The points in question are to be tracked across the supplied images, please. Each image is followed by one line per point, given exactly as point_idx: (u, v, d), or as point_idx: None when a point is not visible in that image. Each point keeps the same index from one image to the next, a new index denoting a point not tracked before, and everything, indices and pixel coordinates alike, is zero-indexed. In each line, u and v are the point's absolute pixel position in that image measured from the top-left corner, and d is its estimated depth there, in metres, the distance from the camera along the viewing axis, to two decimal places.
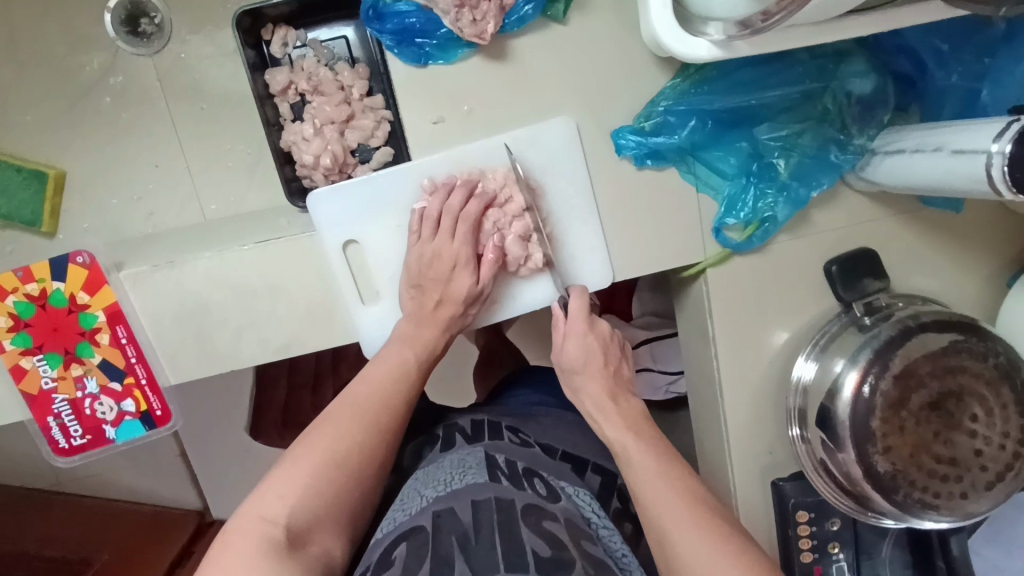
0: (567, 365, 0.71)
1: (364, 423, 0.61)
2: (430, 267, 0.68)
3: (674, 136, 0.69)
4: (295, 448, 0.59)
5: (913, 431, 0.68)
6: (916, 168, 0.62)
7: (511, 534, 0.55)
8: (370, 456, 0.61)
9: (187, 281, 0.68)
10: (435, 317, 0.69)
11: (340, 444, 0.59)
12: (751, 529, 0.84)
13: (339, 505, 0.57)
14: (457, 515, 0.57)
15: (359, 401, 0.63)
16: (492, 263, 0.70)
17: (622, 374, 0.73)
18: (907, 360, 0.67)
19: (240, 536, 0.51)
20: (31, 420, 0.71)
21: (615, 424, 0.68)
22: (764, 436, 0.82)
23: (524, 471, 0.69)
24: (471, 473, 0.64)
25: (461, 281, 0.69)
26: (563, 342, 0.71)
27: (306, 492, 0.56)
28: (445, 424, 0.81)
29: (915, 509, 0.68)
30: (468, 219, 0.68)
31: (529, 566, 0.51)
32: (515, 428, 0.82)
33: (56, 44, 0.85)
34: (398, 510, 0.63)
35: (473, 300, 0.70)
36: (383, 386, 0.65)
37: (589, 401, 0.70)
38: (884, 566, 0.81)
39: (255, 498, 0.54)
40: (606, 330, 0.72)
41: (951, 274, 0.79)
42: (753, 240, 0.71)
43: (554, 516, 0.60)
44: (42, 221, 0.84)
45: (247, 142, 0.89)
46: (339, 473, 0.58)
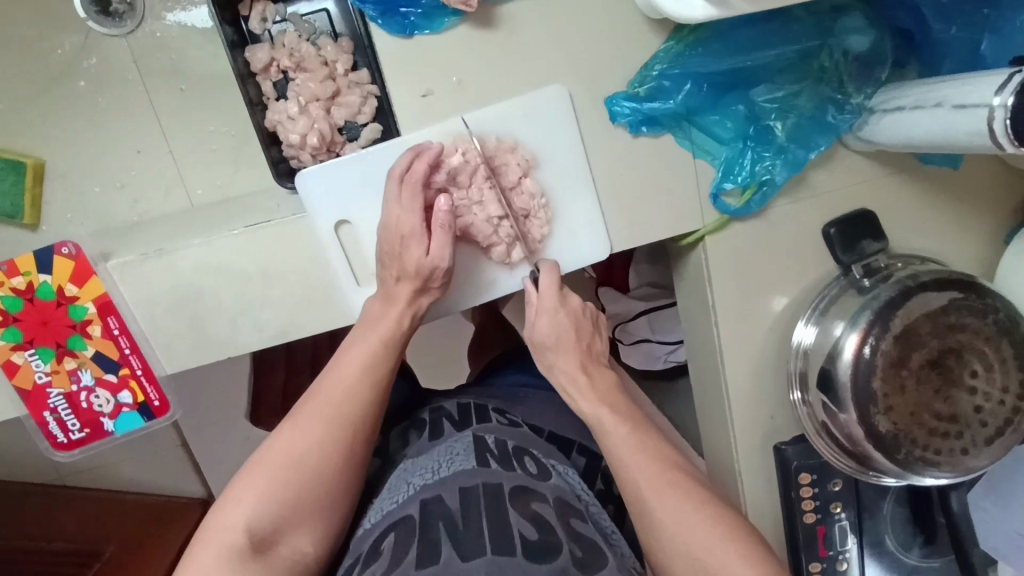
0: (538, 341, 0.70)
1: (333, 422, 0.61)
2: (388, 238, 0.64)
3: (670, 101, 0.68)
4: (259, 452, 0.61)
5: (915, 390, 0.68)
6: (915, 127, 0.61)
7: (500, 518, 0.56)
8: (338, 451, 0.61)
9: (178, 268, 0.67)
10: (401, 294, 0.66)
11: (302, 445, 0.60)
12: (756, 495, 0.85)
13: (311, 506, 0.59)
14: (444, 501, 0.58)
15: (351, 389, 0.63)
16: (445, 236, 0.64)
17: (594, 348, 0.72)
18: (908, 319, 0.68)
19: (209, 544, 0.55)
20: (26, 416, 0.69)
21: (588, 398, 0.68)
22: (767, 402, 0.82)
23: (514, 450, 0.70)
24: (459, 459, 0.65)
25: (412, 254, 0.64)
26: (535, 319, 0.70)
27: (269, 496, 0.57)
28: (430, 408, 0.82)
29: (917, 467, 0.69)
30: (419, 186, 0.64)
31: (517, 549, 0.52)
32: (502, 410, 0.84)
33: (24, 25, 0.81)
34: (388, 500, 0.65)
35: (427, 276, 0.65)
36: (365, 374, 0.64)
37: (560, 375, 0.70)
38: (885, 523, 0.83)
39: (218, 508, 0.57)
40: (578, 305, 0.71)
41: (951, 233, 0.78)
42: (751, 205, 0.71)
43: (543, 498, 0.61)
44: (24, 212, 0.81)
45: (232, 123, 0.86)
46: (305, 475, 0.59)
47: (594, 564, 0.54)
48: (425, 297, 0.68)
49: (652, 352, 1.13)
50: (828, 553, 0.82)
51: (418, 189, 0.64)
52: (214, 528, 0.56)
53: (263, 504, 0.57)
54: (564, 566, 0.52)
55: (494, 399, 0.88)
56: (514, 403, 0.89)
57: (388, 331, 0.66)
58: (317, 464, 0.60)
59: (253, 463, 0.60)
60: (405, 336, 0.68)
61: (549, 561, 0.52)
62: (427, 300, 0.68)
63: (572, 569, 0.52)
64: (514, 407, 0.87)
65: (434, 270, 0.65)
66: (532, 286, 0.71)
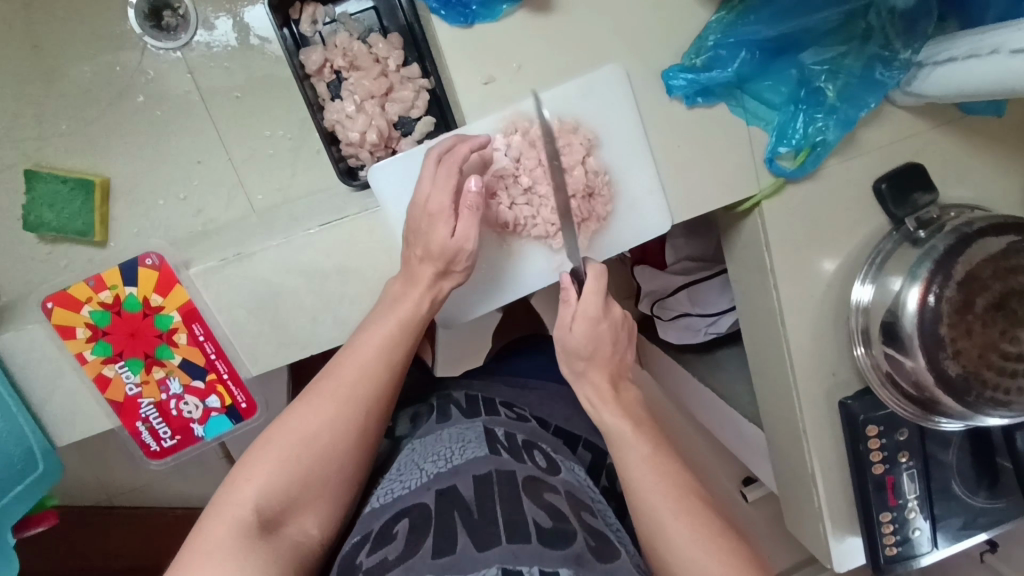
0: (571, 349, 0.68)
1: (345, 405, 0.61)
2: (416, 215, 0.65)
3: (727, 69, 0.69)
4: (269, 428, 0.60)
5: (981, 333, 0.70)
6: (968, 75, 0.62)
7: (514, 506, 0.56)
8: (349, 433, 0.61)
9: (257, 272, 0.67)
10: (422, 275, 0.65)
11: (314, 424, 0.60)
12: (821, 451, 0.87)
13: (319, 487, 0.59)
14: (459, 492, 0.58)
15: (383, 378, 0.64)
16: (472, 217, 0.64)
17: (623, 360, 0.71)
18: (969, 266, 0.69)
19: (215, 519, 0.53)
20: (120, 427, 0.71)
21: (613, 411, 0.68)
22: (827, 359, 0.84)
23: (524, 444, 0.70)
24: (471, 448, 0.65)
25: (438, 233, 0.64)
26: (571, 324, 0.68)
27: (284, 472, 0.57)
28: (439, 398, 0.83)
29: (985, 408, 0.71)
30: (455, 166, 0.64)
31: (531, 535, 0.52)
32: (509, 403, 0.84)
33: (83, 45, 0.83)
34: (395, 479, 0.65)
35: (450, 257, 0.65)
36: (377, 360, 0.64)
37: (588, 386, 0.69)
38: (950, 469, 0.86)
39: (225, 484, 0.56)
40: (620, 315, 0.70)
41: (997, 179, 0.80)
42: (806, 166, 0.73)
43: (554, 489, 0.61)
44: (94, 230, 0.83)
45: (286, 127, 0.87)
46: (316, 454, 0.59)
47: (607, 555, 0.54)
48: (447, 280, 0.67)
49: (692, 325, 1.12)
50: (897, 502, 0.85)
51: (456, 168, 0.64)
52: (223, 502, 0.55)
53: (274, 481, 0.57)
54: (578, 553, 0.52)
55: (505, 389, 0.90)
56: (522, 393, 0.90)
57: (406, 314, 0.65)
58: (329, 443, 0.60)
59: (263, 439, 0.59)
60: (424, 320, 0.67)
61: (564, 547, 0.52)
62: (448, 283, 0.67)
63: (587, 556, 0.52)
64: (520, 397, 0.89)
65: (460, 251, 0.65)
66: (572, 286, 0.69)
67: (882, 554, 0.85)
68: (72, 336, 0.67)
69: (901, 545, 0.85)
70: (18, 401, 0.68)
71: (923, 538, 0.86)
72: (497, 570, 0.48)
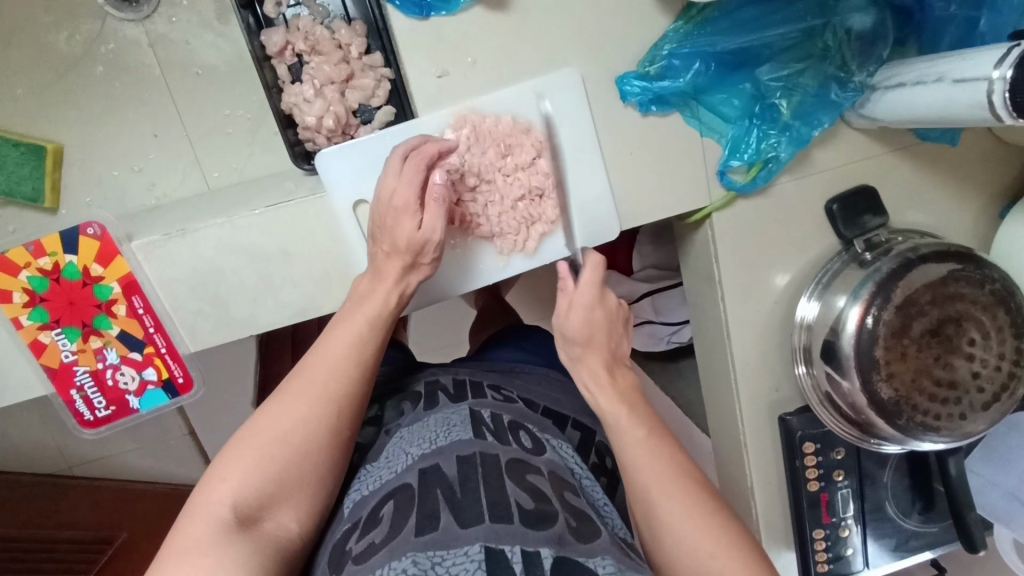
0: (569, 336, 0.70)
1: (317, 401, 0.60)
2: (381, 211, 0.64)
3: (679, 79, 0.70)
4: (243, 428, 0.58)
5: (915, 357, 0.70)
6: (915, 101, 0.63)
7: (498, 487, 0.56)
8: (322, 429, 0.59)
9: (200, 249, 0.67)
10: (389, 272, 0.65)
11: (286, 423, 0.58)
12: (760, 464, 0.88)
13: (297, 484, 0.58)
14: (442, 470, 0.58)
15: (353, 377, 0.62)
16: (439, 209, 0.64)
17: (619, 350, 0.72)
18: (908, 290, 0.70)
19: (193, 523, 0.52)
20: (55, 395, 0.71)
21: (608, 396, 0.67)
22: (770, 373, 0.85)
23: (509, 425, 0.69)
24: (456, 430, 0.65)
25: (404, 228, 0.63)
26: (567, 311, 0.70)
27: (259, 471, 0.56)
28: (426, 382, 0.81)
29: (916, 432, 0.72)
30: (421, 163, 0.64)
31: (513, 516, 0.52)
32: (496, 386, 0.82)
33: (43, 11, 0.82)
34: (384, 468, 0.64)
35: (418, 250, 0.65)
36: (349, 353, 0.62)
37: (584, 372, 0.69)
38: (885, 490, 0.87)
39: (201, 485, 0.55)
40: (615, 304, 0.72)
41: (947, 207, 0.81)
42: (757, 182, 0.73)
43: (538, 471, 0.61)
44: (45, 196, 0.82)
45: (246, 108, 0.87)
46: (290, 452, 0.57)
47: (588, 534, 0.54)
48: (415, 275, 0.67)
49: (655, 333, 1.14)
50: (831, 520, 0.86)
51: (422, 165, 0.64)
52: (198, 504, 0.54)
53: (250, 481, 0.55)
54: (559, 534, 0.51)
55: (489, 373, 0.87)
56: (509, 377, 0.87)
57: (374, 310, 0.64)
58: (301, 441, 0.58)
59: (237, 438, 0.58)
60: (392, 316, 0.66)
61: (545, 528, 0.52)
62: (416, 277, 0.67)
63: (568, 536, 0.52)
64: (507, 380, 0.86)
65: (426, 244, 0.65)
66: (570, 276, 0.71)
67: (813, 569, 0.86)
68: (9, 301, 0.67)
69: (833, 562, 0.86)
70: None
71: (857, 557, 0.87)
72: (480, 547, 0.48)
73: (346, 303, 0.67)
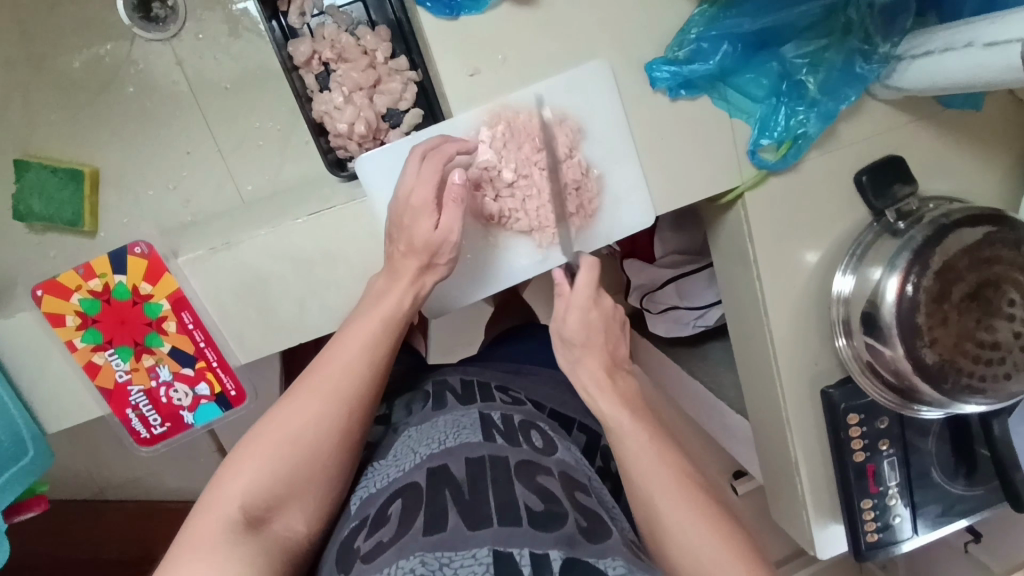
0: (567, 338, 0.69)
1: (327, 402, 0.61)
2: (398, 213, 0.64)
3: (709, 62, 0.71)
4: (253, 428, 0.60)
5: (956, 322, 0.71)
6: (944, 68, 0.64)
7: (506, 489, 0.56)
8: (333, 429, 0.60)
9: (246, 259, 0.68)
10: (406, 270, 0.66)
11: (297, 423, 0.60)
12: (803, 439, 0.88)
13: (305, 483, 0.59)
14: (451, 471, 0.58)
15: (364, 375, 0.63)
16: (457, 208, 0.64)
17: (618, 354, 0.71)
18: (945, 256, 0.71)
19: (204, 522, 0.54)
20: (110, 414, 0.72)
21: (610, 399, 0.67)
22: (809, 348, 0.85)
23: (519, 425, 0.69)
24: (465, 432, 0.64)
25: (421, 227, 0.64)
26: (565, 314, 0.69)
27: (269, 470, 0.57)
28: (433, 385, 0.80)
29: (961, 394, 0.73)
30: (439, 162, 0.65)
31: (522, 519, 0.53)
32: (504, 387, 0.82)
33: (70, 34, 0.82)
34: (390, 466, 0.63)
35: (433, 250, 0.65)
36: (360, 355, 0.63)
37: (584, 374, 0.69)
38: (930, 457, 0.87)
39: (212, 487, 0.56)
40: (611, 307, 0.71)
41: (975, 172, 0.82)
42: (788, 159, 0.74)
43: (548, 470, 0.61)
44: (83, 220, 0.83)
45: (273, 118, 0.87)
46: (299, 452, 0.59)
47: (598, 534, 0.55)
48: (430, 275, 0.67)
49: (680, 318, 1.13)
50: (878, 489, 0.86)
51: (438, 163, 0.65)
52: (209, 504, 0.55)
53: (259, 480, 0.57)
54: (569, 535, 0.52)
55: (498, 372, 0.89)
56: (517, 376, 0.89)
57: (387, 308, 0.65)
58: (311, 441, 0.59)
59: (248, 438, 0.59)
60: (405, 316, 0.66)
61: (555, 529, 0.53)
62: (432, 277, 0.67)
63: (577, 538, 0.53)
64: (516, 380, 0.87)
65: (443, 243, 0.65)
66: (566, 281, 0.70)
67: (863, 540, 0.87)
68: (62, 324, 0.68)
69: (882, 531, 0.87)
70: (10, 391, 0.69)
71: (904, 525, 0.88)
72: (488, 551, 0.49)
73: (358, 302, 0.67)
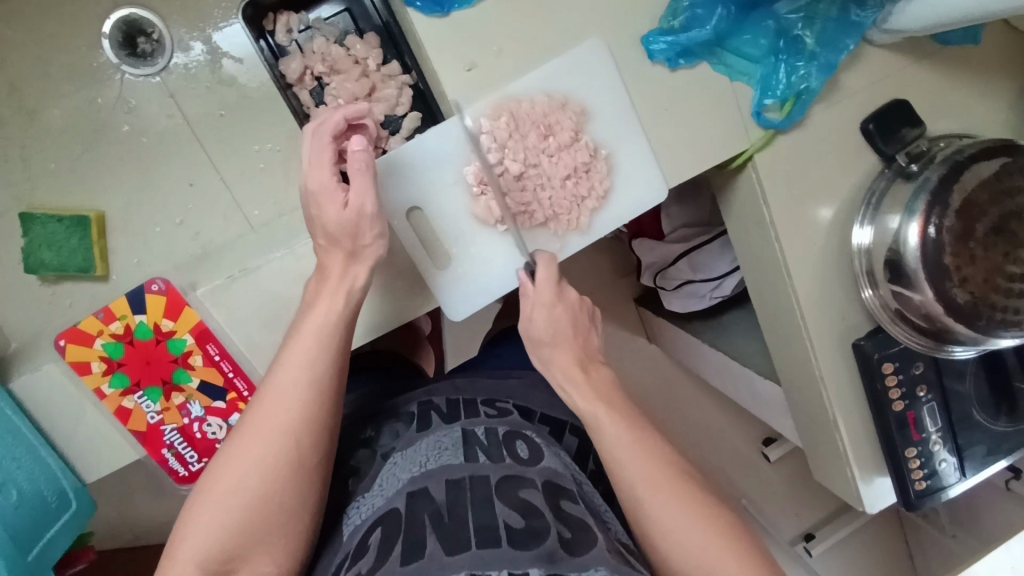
0: (536, 338, 0.69)
1: (267, 439, 0.58)
2: (307, 204, 0.63)
3: (705, 27, 0.70)
4: (200, 479, 0.58)
5: (984, 258, 0.70)
6: (943, 4, 0.63)
7: (484, 508, 0.56)
8: (278, 468, 0.58)
9: (266, 283, 0.67)
10: (331, 266, 0.64)
11: (239, 470, 0.57)
12: (840, 396, 0.87)
13: (259, 533, 0.56)
14: (431, 495, 0.58)
15: (300, 395, 0.60)
16: (363, 180, 0.62)
17: (592, 344, 0.72)
18: (965, 193, 0.70)
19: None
20: (147, 456, 0.71)
21: (584, 394, 0.67)
22: (836, 303, 0.84)
23: (505, 436, 0.68)
24: (446, 454, 0.64)
25: (330, 213, 0.62)
26: (532, 313, 0.68)
27: (217, 526, 0.55)
28: (417, 400, 0.79)
29: (997, 331, 0.71)
30: (328, 136, 0.62)
31: (502, 540, 0.52)
32: (491, 398, 0.80)
33: (62, 81, 0.77)
34: (378, 494, 0.63)
35: (353, 232, 0.63)
36: (301, 378, 0.60)
37: (557, 372, 0.69)
38: (969, 398, 0.87)
39: (173, 547, 0.55)
40: (575, 297, 0.71)
41: (981, 107, 0.81)
42: (794, 116, 0.74)
43: (531, 483, 0.61)
44: (95, 265, 0.77)
45: (275, 138, 0.81)
46: (245, 499, 0.56)
47: (582, 544, 0.54)
48: (359, 266, 0.65)
49: (695, 291, 1.13)
50: (921, 437, 0.85)
51: (329, 139, 0.63)
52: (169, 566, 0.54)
53: (208, 537, 0.54)
54: (550, 550, 0.51)
55: (487, 382, 0.84)
56: (504, 382, 0.85)
57: (323, 316, 0.62)
58: (256, 486, 0.57)
59: (196, 491, 0.58)
60: (341, 324, 0.63)
61: (536, 545, 0.52)
62: (360, 268, 0.64)
63: (560, 552, 0.51)
64: (500, 386, 0.84)
65: (359, 224, 0.62)
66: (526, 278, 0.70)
67: (912, 489, 0.86)
68: (88, 371, 0.67)
69: (929, 478, 0.86)
70: (49, 446, 0.68)
71: (949, 470, 0.87)
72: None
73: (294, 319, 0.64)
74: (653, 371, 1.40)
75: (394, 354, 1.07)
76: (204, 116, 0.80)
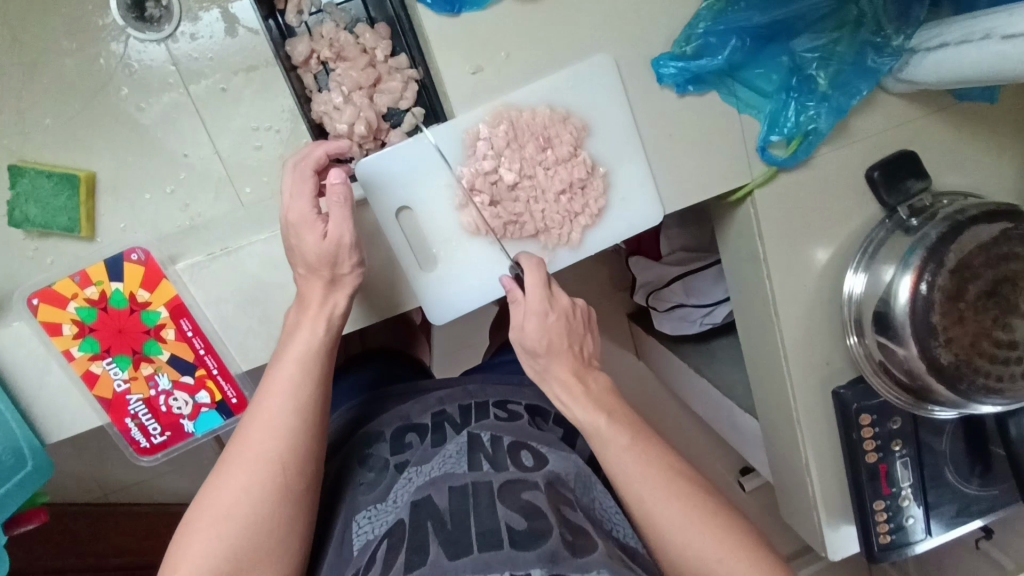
0: (529, 348, 0.66)
1: (256, 468, 0.60)
2: (286, 233, 0.64)
3: (718, 56, 0.69)
4: (191, 508, 0.59)
5: (973, 320, 0.69)
6: (961, 61, 0.62)
7: (486, 513, 0.56)
8: (268, 494, 0.59)
9: (245, 265, 0.67)
10: (311, 294, 0.65)
11: (229, 498, 0.59)
12: (814, 441, 0.87)
13: (254, 559, 0.57)
14: (434, 502, 0.58)
15: (286, 418, 0.62)
16: (341, 211, 0.62)
17: (585, 350, 0.70)
18: (961, 253, 0.69)
19: None
20: (109, 423, 0.71)
21: (583, 405, 0.67)
22: (821, 347, 0.83)
23: (511, 445, 0.67)
24: (451, 462, 0.63)
25: (308, 243, 0.62)
26: (522, 322, 0.66)
27: (208, 556, 0.56)
28: (430, 410, 0.77)
29: (977, 396, 0.71)
30: (310, 170, 0.64)
31: (504, 542, 0.52)
32: (503, 402, 0.79)
33: (63, 38, 0.77)
34: (390, 509, 0.63)
35: (331, 261, 0.63)
36: (287, 406, 0.63)
37: (555, 383, 0.68)
38: (944, 457, 0.86)
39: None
40: (567, 303, 0.68)
41: (989, 166, 0.80)
42: (799, 155, 0.73)
43: (534, 485, 0.60)
44: (79, 226, 0.77)
45: (273, 118, 0.80)
46: (236, 529, 0.58)
47: (584, 547, 0.53)
48: (340, 293, 0.66)
49: (687, 315, 1.12)
50: (891, 491, 0.85)
51: (311, 174, 0.64)
52: None
53: (200, 568, 0.55)
54: (553, 550, 0.51)
55: (497, 386, 0.82)
56: (518, 388, 0.83)
57: (307, 343, 0.64)
58: (246, 511, 0.58)
59: (187, 519, 0.59)
60: (326, 353, 0.66)
61: (539, 545, 0.52)
62: (340, 295, 0.66)
63: (562, 552, 0.51)
64: (514, 391, 0.82)
65: (338, 253, 0.63)
66: (518, 287, 0.68)
67: (876, 541, 0.86)
68: (59, 333, 0.67)
69: (894, 533, 0.86)
70: (10, 403, 0.68)
71: (917, 526, 0.87)
72: None
73: (274, 351, 0.67)
74: (637, 389, 1.39)
75: (387, 350, 1.07)
76: (203, 87, 0.79)
